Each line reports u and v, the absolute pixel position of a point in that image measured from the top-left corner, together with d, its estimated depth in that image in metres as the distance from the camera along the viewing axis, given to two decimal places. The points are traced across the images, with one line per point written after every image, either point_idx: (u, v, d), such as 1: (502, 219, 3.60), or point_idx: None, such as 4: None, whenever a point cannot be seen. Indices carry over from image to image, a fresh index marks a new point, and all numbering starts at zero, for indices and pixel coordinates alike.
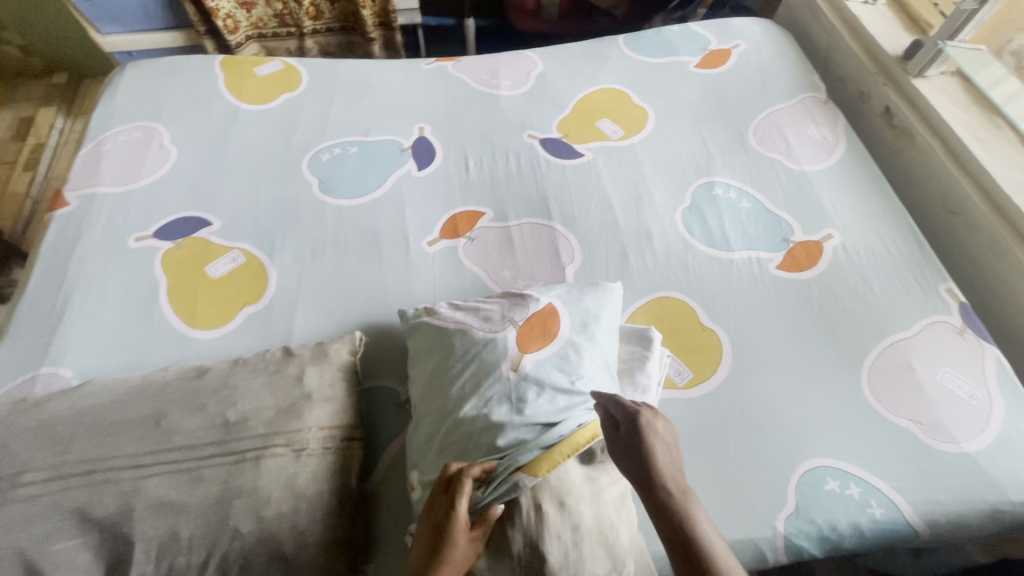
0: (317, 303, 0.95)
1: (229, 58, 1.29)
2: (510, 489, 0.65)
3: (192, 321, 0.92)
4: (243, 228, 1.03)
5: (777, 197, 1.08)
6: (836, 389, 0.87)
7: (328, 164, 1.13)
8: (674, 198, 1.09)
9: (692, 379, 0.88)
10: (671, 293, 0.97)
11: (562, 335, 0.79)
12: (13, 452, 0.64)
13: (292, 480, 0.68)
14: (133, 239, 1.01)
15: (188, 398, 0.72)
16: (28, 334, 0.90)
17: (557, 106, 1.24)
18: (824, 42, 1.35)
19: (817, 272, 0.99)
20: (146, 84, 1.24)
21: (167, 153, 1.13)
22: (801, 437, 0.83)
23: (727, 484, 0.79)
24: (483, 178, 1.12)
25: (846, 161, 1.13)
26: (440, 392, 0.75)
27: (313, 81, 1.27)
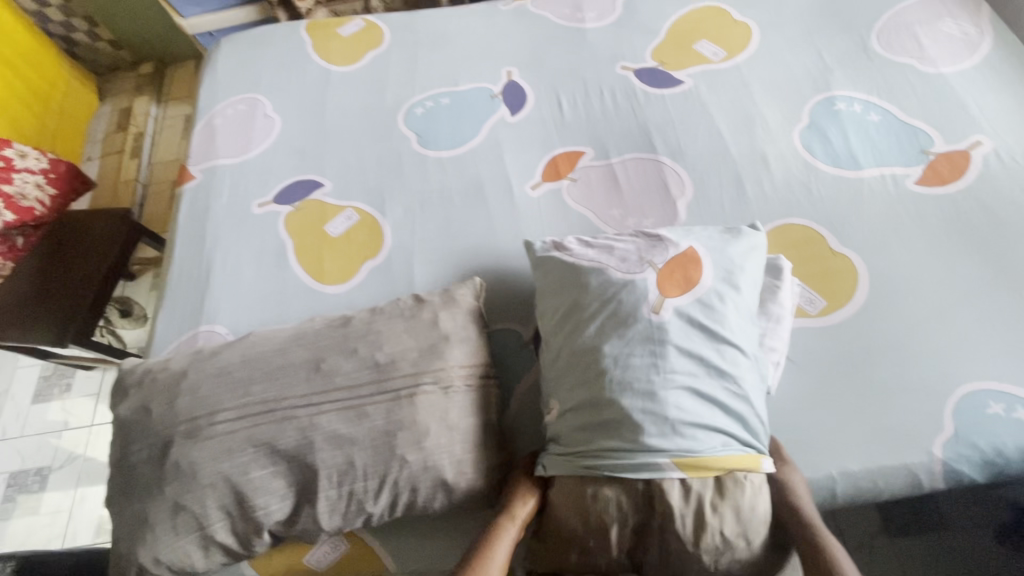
0: (432, 254, 0.98)
1: (313, 22, 1.31)
2: (648, 464, 0.66)
3: (321, 277, 0.98)
4: (352, 187, 1.07)
5: (911, 106, 0.98)
6: (995, 308, 0.80)
7: (423, 118, 1.13)
8: (790, 119, 1.01)
9: (826, 306, 0.84)
10: (796, 219, 0.91)
11: (705, 284, 0.75)
12: (204, 394, 0.72)
13: (444, 414, 0.72)
14: (256, 206, 1.08)
15: (340, 344, 0.77)
16: (183, 296, 1.00)
17: (649, 33, 1.16)
18: None
19: (964, 184, 0.90)
20: (242, 56, 1.29)
21: (272, 121, 1.18)
22: (957, 362, 0.78)
23: (875, 411, 0.76)
24: (579, 117, 1.09)
25: (992, 57, 1.00)
26: (574, 317, 0.75)
27: (395, 35, 1.27)
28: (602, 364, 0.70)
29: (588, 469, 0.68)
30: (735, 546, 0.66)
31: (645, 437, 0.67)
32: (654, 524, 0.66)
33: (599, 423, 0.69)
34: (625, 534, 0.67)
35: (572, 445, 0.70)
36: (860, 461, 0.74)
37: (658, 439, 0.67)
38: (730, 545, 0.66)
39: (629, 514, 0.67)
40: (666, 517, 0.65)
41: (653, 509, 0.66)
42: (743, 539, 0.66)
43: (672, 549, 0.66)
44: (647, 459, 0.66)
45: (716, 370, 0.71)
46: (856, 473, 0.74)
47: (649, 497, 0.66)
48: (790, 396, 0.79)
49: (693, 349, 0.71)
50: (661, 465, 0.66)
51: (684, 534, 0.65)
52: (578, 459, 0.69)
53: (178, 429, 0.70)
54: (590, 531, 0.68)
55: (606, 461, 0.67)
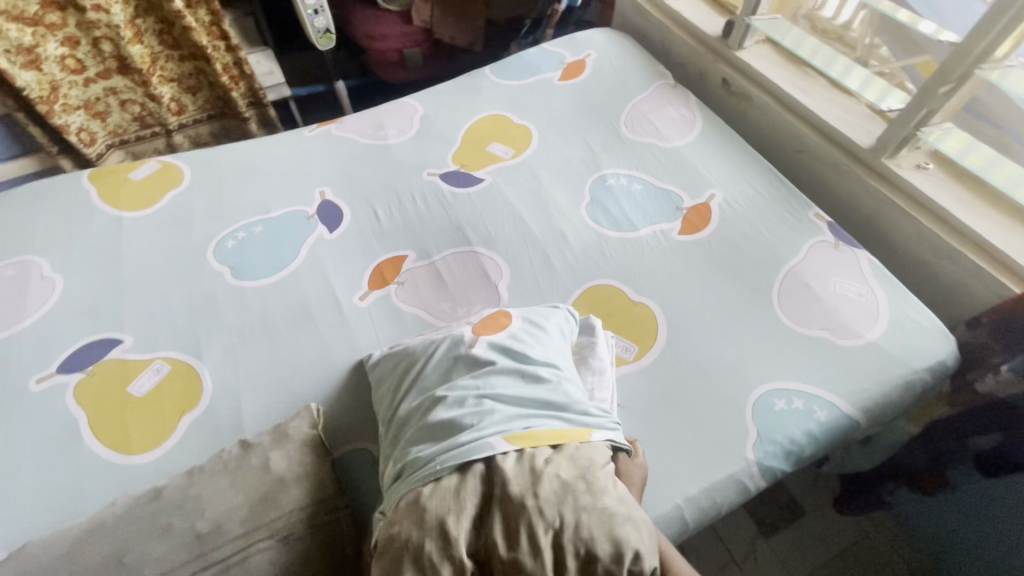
0: (262, 389, 0.91)
1: (98, 170, 1.23)
2: (480, 448, 0.67)
3: (126, 447, 0.85)
4: (160, 336, 0.98)
5: (661, 174, 1.21)
6: (758, 322, 0.98)
7: (235, 250, 1.10)
8: (576, 197, 1.18)
9: (639, 351, 0.95)
10: (599, 281, 1.04)
11: (514, 324, 0.86)
12: None
13: (284, 571, 0.66)
14: (34, 382, 0.92)
15: (147, 525, 0.67)
16: None
17: (447, 142, 1.30)
18: (658, 38, 1.54)
19: (712, 228, 1.11)
20: (7, 216, 1.15)
21: (52, 282, 1.05)
22: (745, 373, 0.92)
23: (697, 433, 0.86)
24: (397, 224, 1.15)
25: (706, 130, 1.29)
26: (405, 381, 0.82)
27: (196, 171, 1.24)
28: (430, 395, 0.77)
29: (429, 477, 0.66)
30: (575, 487, 0.63)
31: (474, 428, 0.69)
32: (495, 493, 0.63)
33: (434, 435, 0.71)
34: (469, 528, 0.61)
35: (411, 473, 0.68)
36: (697, 483, 0.82)
37: (488, 428, 0.69)
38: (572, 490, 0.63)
39: (469, 495, 0.63)
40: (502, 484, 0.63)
41: (493, 486, 0.64)
42: (580, 479, 0.64)
43: (514, 513, 0.60)
44: (478, 442, 0.67)
45: (533, 374, 0.78)
46: (697, 496, 0.81)
47: (487, 479, 0.65)
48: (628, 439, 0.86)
49: (507, 361, 0.80)
50: (490, 444, 0.67)
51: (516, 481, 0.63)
52: (418, 476, 0.67)
53: None
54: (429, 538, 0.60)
55: (444, 459, 0.67)
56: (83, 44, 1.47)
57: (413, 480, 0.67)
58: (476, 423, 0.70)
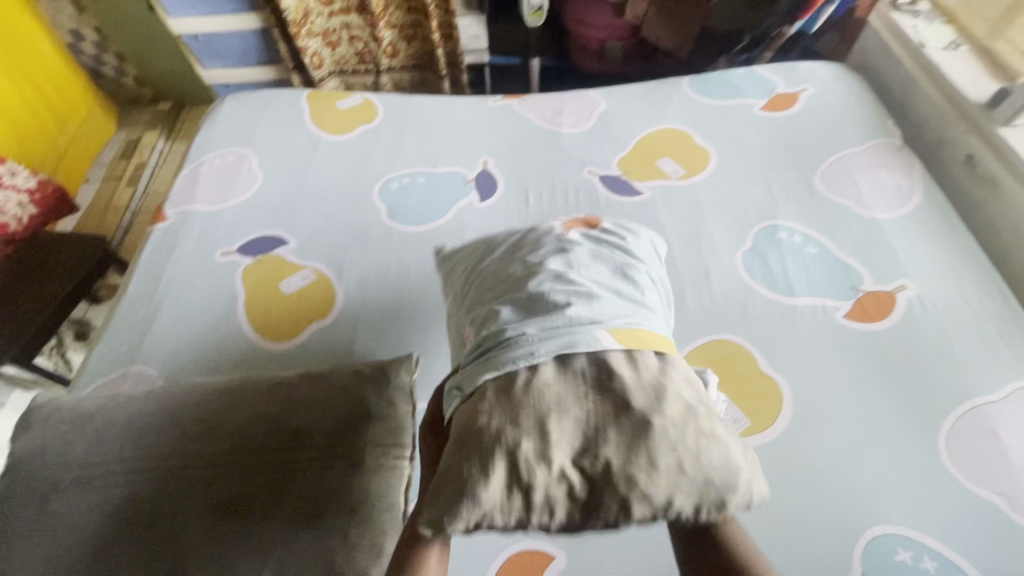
0: (378, 323, 0.99)
1: (315, 92, 1.41)
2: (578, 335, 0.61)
3: (264, 332, 0.99)
4: (316, 248, 1.11)
5: (845, 243, 1.05)
6: (909, 450, 0.82)
7: (397, 193, 1.20)
8: (736, 239, 1.07)
9: (749, 427, 0.85)
10: (730, 336, 0.95)
11: (605, 224, 0.82)
12: (106, 440, 0.71)
13: (346, 493, 0.71)
14: (220, 253, 1.11)
15: (258, 405, 0.76)
16: (124, 334, 1.00)
17: (618, 144, 1.26)
18: (899, 89, 1.32)
19: (888, 323, 0.94)
20: (243, 113, 1.38)
21: (255, 177, 1.24)
22: (870, 501, 0.78)
23: (786, 543, 0.75)
24: (542, 212, 1.16)
25: (922, 208, 1.09)
26: (493, 256, 0.80)
27: (388, 114, 1.37)
28: (520, 268, 0.73)
29: (515, 350, 0.61)
30: (684, 399, 0.58)
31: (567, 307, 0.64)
32: (595, 388, 0.57)
33: (522, 307, 0.66)
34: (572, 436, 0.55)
35: (497, 341, 0.63)
36: None
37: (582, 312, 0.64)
38: (686, 403, 0.58)
39: (567, 387, 0.57)
40: (614, 395, 0.57)
41: (603, 390, 0.57)
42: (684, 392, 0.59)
43: (620, 412, 0.56)
44: (574, 329, 0.62)
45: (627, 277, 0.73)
46: None
47: (594, 382, 0.58)
48: None
49: (600, 257, 0.75)
50: (589, 332, 0.61)
51: (623, 379, 0.58)
52: (503, 346, 0.62)
53: (70, 474, 0.69)
54: (530, 437, 0.54)
55: (536, 335, 0.62)
56: None
57: (496, 351, 0.62)
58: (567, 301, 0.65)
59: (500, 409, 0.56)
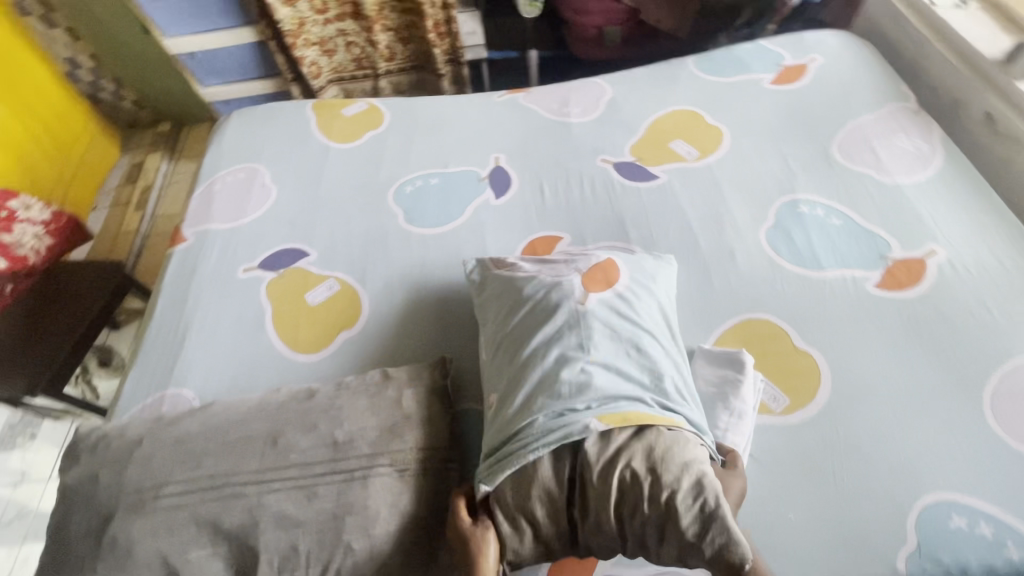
0: (406, 328, 0.99)
1: (320, 102, 1.41)
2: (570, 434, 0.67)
3: (294, 345, 0.99)
4: (337, 258, 1.11)
5: (869, 212, 1.03)
6: (955, 416, 0.81)
7: (412, 196, 1.19)
8: (757, 217, 1.06)
9: (790, 404, 0.85)
10: (761, 315, 0.94)
11: (622, 283, 0.85)
12: (155, 464, 0.72)
13: (396, 500, 0.71)
14: (242, 270, 1.11)
15: (300, 419, 0.77)
16: (156, 357, 1.00)
17: (629, 130, 1.25)
18: (909, 52, 1.30)
19: (920, 290, 0.93)
20: (250, 129, 1.38)
21: (268, 191, 1.24)
22: (919, 470, 0.77)
23: (838, 518, 0.75)
24: (559, 204, 1.15)
25: (944, 172, 1.07)
26: (519, 313, 0.83)
27: (394, 117, 1.36)
28: (532, 345, 0.77)
29: (523, 453, 0.67)
30: (652, 486, 0.63)
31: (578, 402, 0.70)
32: (575, 484, 0.66)
33: (538, 397, 0.71)
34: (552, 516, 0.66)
35: (510, 436, 0.70)
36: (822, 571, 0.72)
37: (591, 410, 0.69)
38: (653, 492, 0.62)
39: (554, 489, 0.66)
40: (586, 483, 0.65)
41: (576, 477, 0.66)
42: (657, 478, 0.63)
43: (594, 504, 0.64)
44: (573, 424, 0.67)
45: (643, 355, 0.77)
46: None
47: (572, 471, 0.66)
48: (753, 496, 0.78)
49: (615, 328, 0.78)
50: (584, 427, 0.67)
51: (598, 477, 0.64)
52: (516, 445, 0.68)
53: (123, 501, 0.69)
54: (513, 522, 0.67)
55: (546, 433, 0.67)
56: None
57: (509, 451, 0.68)
58: (569, 393, 0.70)
59: (499, 510, 0.67)
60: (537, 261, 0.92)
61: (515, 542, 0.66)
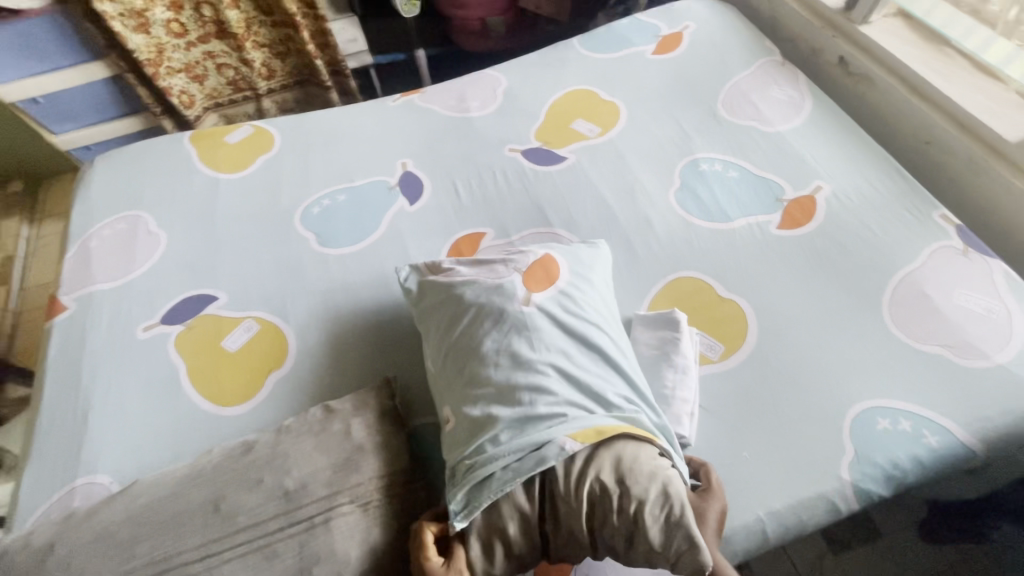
0: (342, 355, 0.94)
1: (198, 132, 1.29)
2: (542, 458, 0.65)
3: (219, 398, 0.90)
4: (251, 296, 1.02)
5: (760, 161, 1.11)
6: (864, 330, 0.90)
7: (321, 217, 1.13)
8: (665, 181, 1.11)
9: (725, 351, 0.89)
10: (685, 273, 0.98)
11: (562, 279, 0.85)
12: (77, 567, 0.63)
13: (365, 535, 0.67)
14: (142, 330, 0.99)
15: (242, 476, 0.70)
16: (54, 447, 0.87)
17: (530, 117, 1.26)
18: (766, 10, 1.41)
19: (815, 224, 1.02)
20: (120, 172, 1.23)
21: (157, 238, 1.12)
22: (844, 385, 0.85)
23: (786, 445, 0.81)
24: (476, 200, 1.14)
25: (815, 114, 1.18)
26: (463, 322, 0.80)
27: (286, 137, 1.28)
28: (485, 354, 0.75)
29: (491, 474, 0.65)
30: (621, 498, 0.64)
31: (539, 410, 0.69)
32: (546, 499, 0.66)
33: (498, 410, 0.70)
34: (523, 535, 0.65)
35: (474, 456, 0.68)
36: (782, 497, 0.77)
37: (552, 417, 0.69)
38: (622, 503, 0.63)
39: (525, 506, 0.65)
40: (558, 497, 0.65)
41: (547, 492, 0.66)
42: (625, 489, 0.64)
43: (566, 515, 0.65)
44: (540, 439, 0.67)
45: (593, 352, 0.78)
46: (782, 511, 0.76)
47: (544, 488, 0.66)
48: (709, 444, 0.82)
49: (564, 328, 0.79)
50: (553, 444, 0.66)
51: (568, 491, 0.65)
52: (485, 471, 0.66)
53: None
54: (485, 549, 0.65)
55: (511, 448, 0.66)
56: (186, 8, 1.55)
57: (475, 470, 0.66)
58: (531, 405, 0.69)
59: (467, 535, 0.66)
60: (472, 263, 0.89)
61: (487, 566, 0.65)
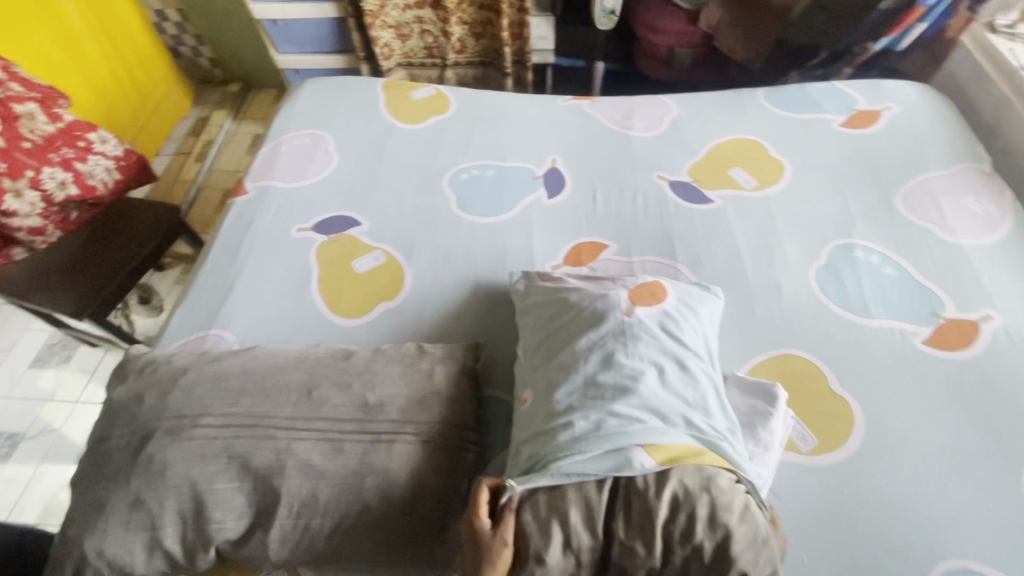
0: (444, 309, 1.01)
1: (390, 82, 1.45)
2: (624, 463, 0.66)
3: (336, 307, 1.02)
4: (387, 231, 1.14)
5: (926, 267, 1.01)
6: (991, 486, 0.79)
7: (466, 184, 1.22)
8: (809, 255, 1.05)
9: (818, 446, 0.83)
10: (800, 353, 0.93)
11: (669, 302, 0.85)
12: (196, 395, 0.75)
13: (417, 468, 0.73)
14: (295, 229, 1.15)
15: (335, 376, 0.79)
16: (203, 299, 1.04)
17: (689, 151, 1.25)
18: (990, 115, 1.27)
19: (971, 353, 0.91)
20: (320, 98, 1.43)
21: (331, 159, 1.28)
22: (946, 534, 0.75)
23: (855, 568, 0.73)
24: (610, 213, 1.16)
25: (1012, 239, 1.04)
26: (563, 320, 0.83)
27: (460, 106, 1.39)
28: (577, 349, 0.78)
29: (561, 462, 0.67)
30: (709, 509, 0.62)
31: (621, 413, 0.70)
32: (618, 496, 0.64)
33: (578, 401, 0.72)
34: (590, 528, 0.62)
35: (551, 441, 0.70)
36: None
37: (633, 423, 0.69)
38: (710, 513, 0.61)
39: (594, 496, 0.64)
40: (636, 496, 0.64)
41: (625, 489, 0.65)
42: (713, 500, 0.62)
43: (642, 516, 0.62)
44: (618, 444, 0.67)
45: (690, 376, 0.76)
46: None
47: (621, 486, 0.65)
48: None
49: (662, 345, 0.78)
50: (629, 455, 0.66)
51: (647, 489, 0.63)
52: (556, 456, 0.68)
53: (162, 424, 0.72)
54: (549, 528, 0.62)
55: (586, 442, 0.68)
56: None
57: (548, 457, 0.68)
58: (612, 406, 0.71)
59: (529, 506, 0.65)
60: (582, 278, 0.93)
61: (543, 549, 0.61)
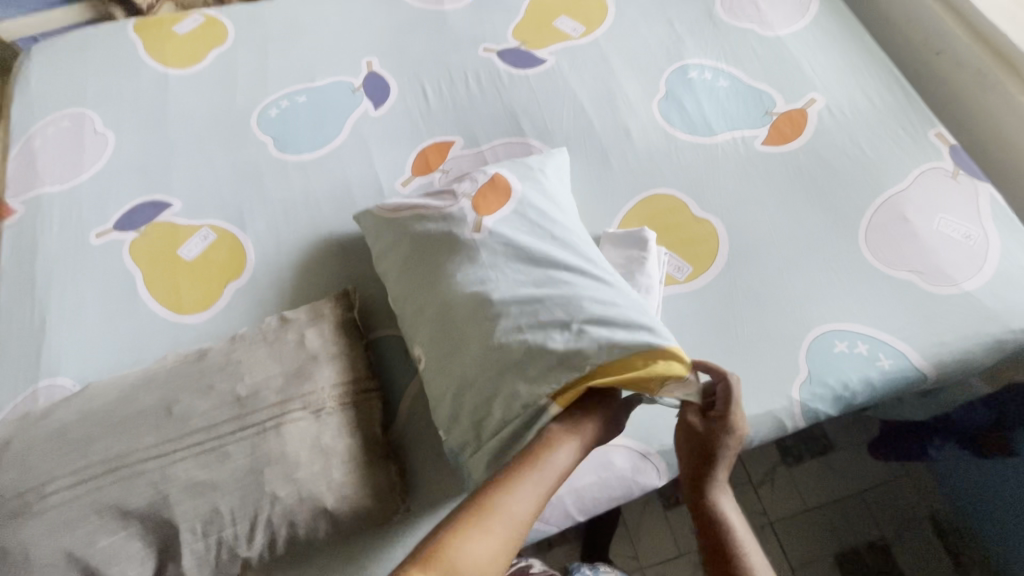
0: (301, 267, 0.92)
1: (142, 22, 1.17)
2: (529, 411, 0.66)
3: (178, 308, 0.89)
4: (206, 203, 0.98)
5: (753, 69, 1.03)
6: (837, 255, 0.87)
7: (278, 120, 1.05)
8: (649, 89, 1.03)
9: (692, 273, 0.87)
10: (661, 190, 0.94)
11: (516, 193, 0.81)
12: (31, 464, 0.64)
13: (317, 438, 0.69)
14: (94, 236, 0.96)
15: (194, 382, 0.71)
16: (11, 352, 0.87)
17: (508, 13, 1.14)
18: None
19: (803, 140, 0.96)
20: (59, 65, 1.13)
21: (105, 138, 1.05)
22: (809, 308, 0.84)
23: (742, 366, 0.81)
24: (445, 106, 1.05)
25: (821, 18, 1.07)
26: (422, 261, 0.77)
27: (239, 29, 1.16)
28: (441, 294, 0.74)
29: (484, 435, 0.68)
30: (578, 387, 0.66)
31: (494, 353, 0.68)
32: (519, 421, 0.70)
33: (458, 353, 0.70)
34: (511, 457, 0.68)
35: (469, 420, 0.69)
36: None
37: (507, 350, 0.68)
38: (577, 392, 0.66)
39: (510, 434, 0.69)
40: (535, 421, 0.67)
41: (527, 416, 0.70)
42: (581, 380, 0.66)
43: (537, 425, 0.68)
44: (516, 394, 0.66)
45: (541, 277, 0.72)
46: None
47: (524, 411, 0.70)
48: None
49: (519, 252, 0.74)
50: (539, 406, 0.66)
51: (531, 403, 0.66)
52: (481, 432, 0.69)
53: (3, 509, 0.62)
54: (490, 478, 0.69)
55: (480, 397, 0.68)
56: None
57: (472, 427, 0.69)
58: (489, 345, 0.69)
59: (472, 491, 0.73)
60: (423, 196, 0.85)
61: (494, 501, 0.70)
